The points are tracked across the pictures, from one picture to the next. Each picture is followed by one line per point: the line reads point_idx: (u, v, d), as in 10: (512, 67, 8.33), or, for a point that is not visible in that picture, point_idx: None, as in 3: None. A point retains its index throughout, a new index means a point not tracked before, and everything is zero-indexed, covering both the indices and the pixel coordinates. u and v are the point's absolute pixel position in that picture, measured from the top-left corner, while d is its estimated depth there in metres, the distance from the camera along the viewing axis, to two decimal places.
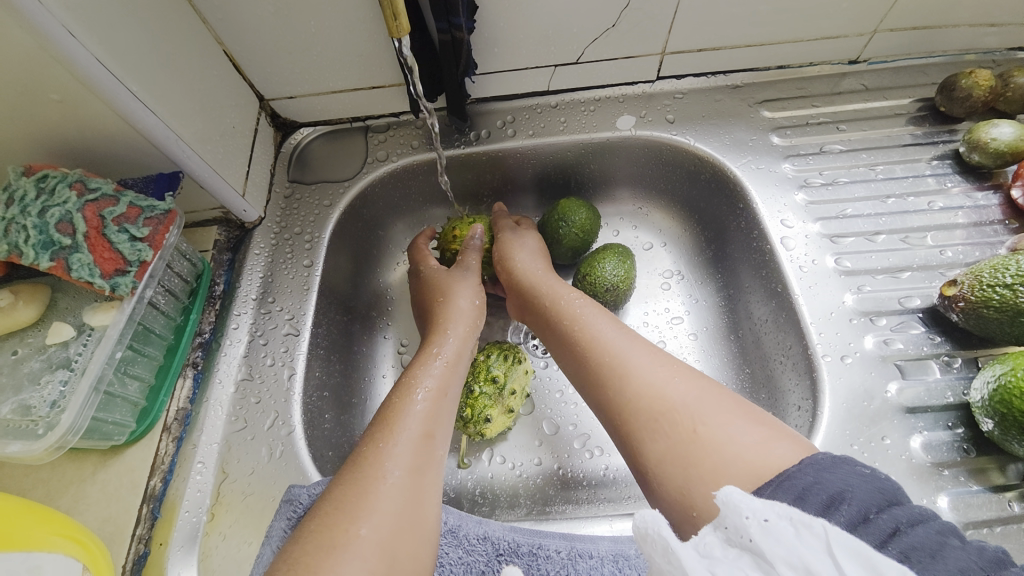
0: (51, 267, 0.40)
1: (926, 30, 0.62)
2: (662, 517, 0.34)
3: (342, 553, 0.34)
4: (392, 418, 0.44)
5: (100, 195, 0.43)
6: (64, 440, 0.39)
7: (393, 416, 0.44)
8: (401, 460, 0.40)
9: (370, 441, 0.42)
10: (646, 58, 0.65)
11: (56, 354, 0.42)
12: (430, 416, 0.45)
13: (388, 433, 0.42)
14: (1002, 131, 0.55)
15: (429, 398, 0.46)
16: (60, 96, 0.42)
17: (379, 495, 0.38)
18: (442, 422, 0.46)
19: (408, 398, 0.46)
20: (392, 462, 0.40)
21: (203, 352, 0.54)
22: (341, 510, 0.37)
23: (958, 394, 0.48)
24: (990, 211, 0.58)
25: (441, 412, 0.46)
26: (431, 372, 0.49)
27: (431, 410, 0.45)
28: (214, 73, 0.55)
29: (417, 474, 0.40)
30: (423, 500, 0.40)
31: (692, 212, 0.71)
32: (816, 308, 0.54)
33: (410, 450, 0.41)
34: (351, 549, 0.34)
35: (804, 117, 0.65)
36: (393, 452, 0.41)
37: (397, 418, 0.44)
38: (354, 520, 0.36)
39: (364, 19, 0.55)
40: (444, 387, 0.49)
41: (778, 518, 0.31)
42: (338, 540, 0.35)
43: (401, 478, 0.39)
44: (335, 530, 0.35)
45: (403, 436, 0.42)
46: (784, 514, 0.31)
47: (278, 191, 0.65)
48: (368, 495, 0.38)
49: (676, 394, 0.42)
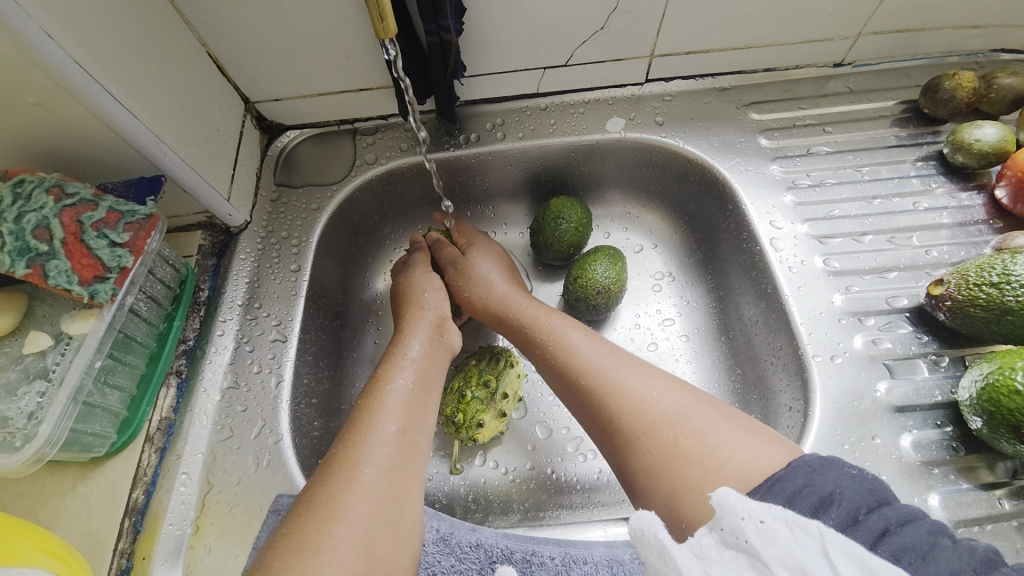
0: (28, 275, 0.39)
1: (909, 33, 0.63)
2: (657, 519, 0.34)
3: (316, 555, 0.34)
4: (366, 417, 0.43)
5: (78, 200, 0.41)
6: (42, 453, 0.38)
7: (366, 414, 0.44)
8: (375, 459, 0.40)
9: (343, 442, 0.41)
10: (635, 60, 0.65)
11: (33, 364, 0.41)
12: (404, 413, 0.44)
13: (361, 433, 0.42)
14: (986, 131, 0.56)
15: (402, 395, 0.46)
16: (36, 99, 0.41)
17: (353, 495, 0.37)
18: (419, 419, 0.45)
19: (380, 397, 0.45)
20: (366, 462, 0.40)
21: (187, 359, 0.53)
22: (314, 511, 0.36)
23: (946, 392, 0.49)
24: (975, 210, 0.58)
25: (416, 410, 0.46)
26: (403, 370, 0.49)
27: (404, 408, 0.45)
28: (198, 75, 0.54)
29: (393, 473, 0.40)
30: (402, 497, 0.39)
31: (682, 214, 0.71)
32: (805, 309, 0.54)
33: (383, 448, 0.41)
34: (325, 550, 0.34)
35: (791, 119, 0.66)
36: (366, 452, 0.40)
37: (370, 416, 0.43)
38: (327, 522, 0.36)
39: (352, 20, 0.55)
40: (419, 383, 0.48)
41: (774, 519, 0.30)
42: (311, 541, 0.34)
43: (375, 477, 0.39)
44: (309, 532, 0.35)
45: (376, 435, 0.42)
46: (782, 517, 0.30)
47: (265, 195, 0.65)
48: (341, 495, 0.37)
49: (658, 408, 0.42)
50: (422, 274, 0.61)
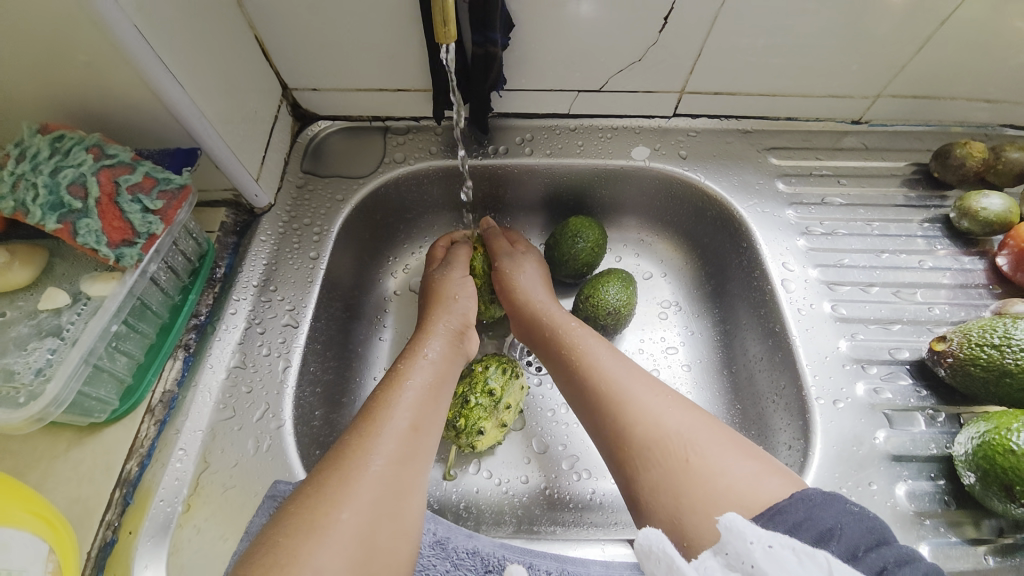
0: (56, 230, 0.38)
1: (925, 100, 0.66)
2: (665, 538, 0.35)
3: (321, 536, 0.34)
4: (379, 409, 0.44)
5: (116, 161, 0.41)
6: (46, 412, 0.37)
7: (380, 406, 0.44)
8: (385, 450, 0.40)
9: (355, 429, 0.42)
10: (665, 94, 0.67)
11: (47, 321, 0.40)
12: (417, 409, 0.45)
13: (375, 422, 0.42)
14: (992, 202, 0.59)
15: (417, 392, 0.46)
16: (88, 58, 0.41)
17: (361, 482, 0.38)
18: (430, 416, 0.46)
19: (396, 391, 0.46)
20: (377, 451, 0.40)
21: (196, 334, 0.52)
22: (322, 493, 0.37)
23: (941, 446, 0.50)
24: (976, 274, 0.61)
25: (429, 407, 0.46)
26: (420, 367, 0.49)
27: (419, 404, 0.45)
28: (242, 55, 0.54)
29: (402, 466, 0.40)
30: (407, 491, 0.40)
31: (696, 246, 0.73)
32: (812, 351, 0.55)
33: (395, 441, 0.41)
34: (330, 533, 0.35)
35: (808, 168, 0.68)
36: (378, 442, 0.41)
37: (384, 408, 0.44)
38: (334, 505, 0.36)
39: (401, 22, 0.56)
40: (434, 381, 0.49)
41: (782, 546, 0.31)
42: (317, 523, 0.35)
43: (384, 467, 0.39)
44: (315, 513, 0.36)
45: (388, 427, 0.42)
46: (789, 545, 0.31)
47: (290, 180, 0.65)
48: (350, 481, 0.38)
49: (671, 424, 0.43)
50: (449, 273, 0.62)
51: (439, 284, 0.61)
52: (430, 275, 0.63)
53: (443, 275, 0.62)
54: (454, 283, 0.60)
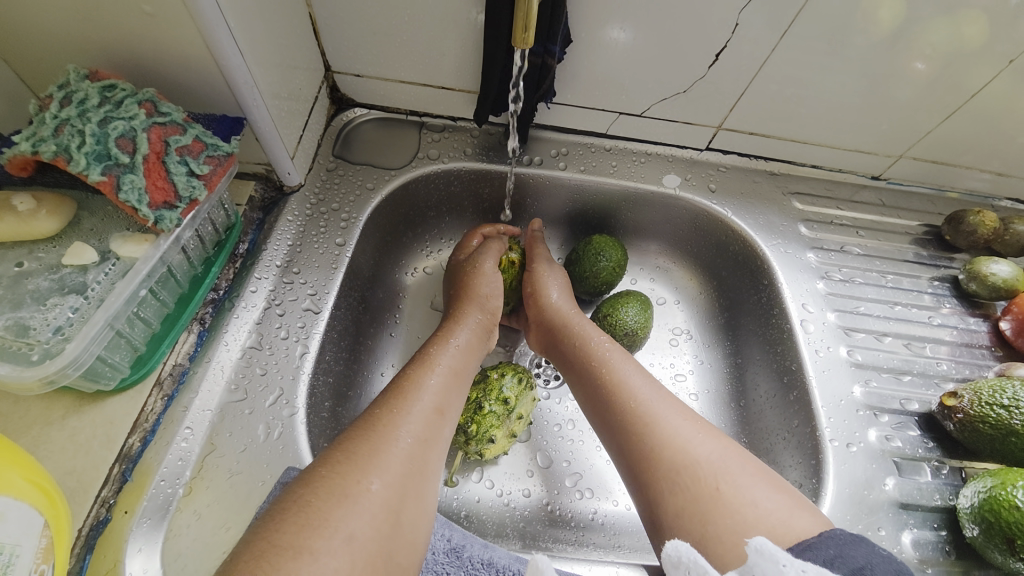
0: (99, 182, 0.37)
1: (943, 165, 0.69)
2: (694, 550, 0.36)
3: (352, 502, 0.35)
4: (408, 387, 0.46)
5: (168, 120, 0.40)
6: (60, 374, 0.36)
7: (409, 385, 0.46)
8: (412, 428, 0.42)
9: (385, 404, 0.43)
10: (702, 128, 0.68)
11: (71, 278, 0.39)
12: (442, 393, 0.47)
13: (402, 400, 0.44)
14: (1000, 268, 0.62)
15: (442, 376, 0.48)
16: (152, 8, 0.39)
17: (391, 455, 0.39)
18: (453, 400, 0.48)
19: (424, 371, 0.48)
20: (404, 428, 0.41)
21: (213, 309, 0.50)
22: (353, 459, 0.38)
23: (946, 498, 0.52)
24: (980, 335, 0.64)
25: (451, 390, 0.48)
26: (448, 352, 0.51)
27: (442, 387, 0.47)
28: (295, 31, 0.53)
29: (425, 446, 0.42)
30: (427, 470, 0.41)
31: (712, 278, 0.74)
32: (827, 393, 0.57)
33: (420, 420, 0.43)
34: (361, 500, 0.36)
35: (828, 216, 0.71)
36: (406, 419, 0.42)
37: (413, 388, 0.45)
38: (365, 474, 0.37)
39: (457, 23, 0.55)
40: (457, 368, 0.51)
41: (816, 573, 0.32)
42: (349, 490, 0.36)
43: (411, 445, 0.41)
44: (347, 480, 0.36)
45: (415, 407, 0.44)
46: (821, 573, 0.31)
47: (321, 163, 0.63)
48: (379, 452, 0.39)
49: (700, 453, 0.43)
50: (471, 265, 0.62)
51: (467, 277, 0.61)
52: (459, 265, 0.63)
53: (468, 270, 0.61)
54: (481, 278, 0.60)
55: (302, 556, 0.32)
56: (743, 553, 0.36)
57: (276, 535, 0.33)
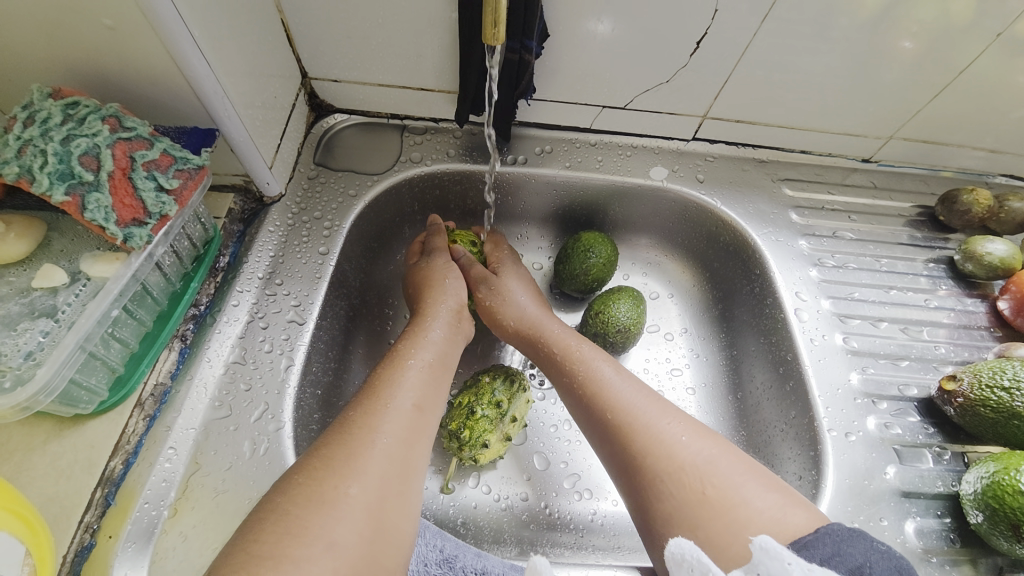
0: (64, 203, 0.36)
1: (934, 145, 0.68)
2: (698, 547, 0.36)
3: (330, 510, 0.35)
4: (384, 386, 0.45)
5: (134, 135, 0.39)
6: (33, 400, 0.35)
7: (383, 384, 0.45)
8: (391, 430, 0.41)
9: (362, 405, 0.43)
10: (687, 118, 0.67)
11: (41, 301, 0.38)
12: (419, 391, 0.46)
13: (379, 401, 0.43)
14: (996, 247, 0.61)
15: (420, 373, 0.47)
16: (112, 23, 0.38)
17: (368, 458, 0.38)
18: (433, 397, 0.47)
19: (399, 370, 0.47)
20: (381, 430, 0.41)
21: (194, 325, 0.49)
22: (332, 464, 0.37)
23: (949, 484, 0.51)
24: (978, 316, 0.63)
25: (431, 388, 0.47)
26: (426, 350, 0.51)
27: (420, 385, 0.46)
28: (267, 38, 0.52)
29: (406, 445, 0.41)
30: (411, 472, 0.40)
31: (705, 270, 0.73)
32: (823, 382, 0.56)
33: (398, 421, 0.42)
34: (341, 506, 0.35)
35: (820, 201, 0.69)
36: (383, 420, 0.41)
37: (387, 387, 0.45)
38: (344, 479, 0.36)
39: (431, 22, 0.54)
40: (436, 364, 0.50)
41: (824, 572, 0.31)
42: (327, 497, 0.35)
43: (389, 446, 0.40)
44: (325, 486, 0.36)
45: (392, 407, 0.43)
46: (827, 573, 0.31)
47: (303, 172, 0.62)
48: (357, 456, 0.38)
49: (687, 454, 0.42)
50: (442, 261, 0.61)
51: (441, 275, 0.60)
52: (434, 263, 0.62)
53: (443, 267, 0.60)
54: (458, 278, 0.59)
55: (283, 565, 0.31)
56: (743, 551, 0.35)
57: (255, 546, 0.32)
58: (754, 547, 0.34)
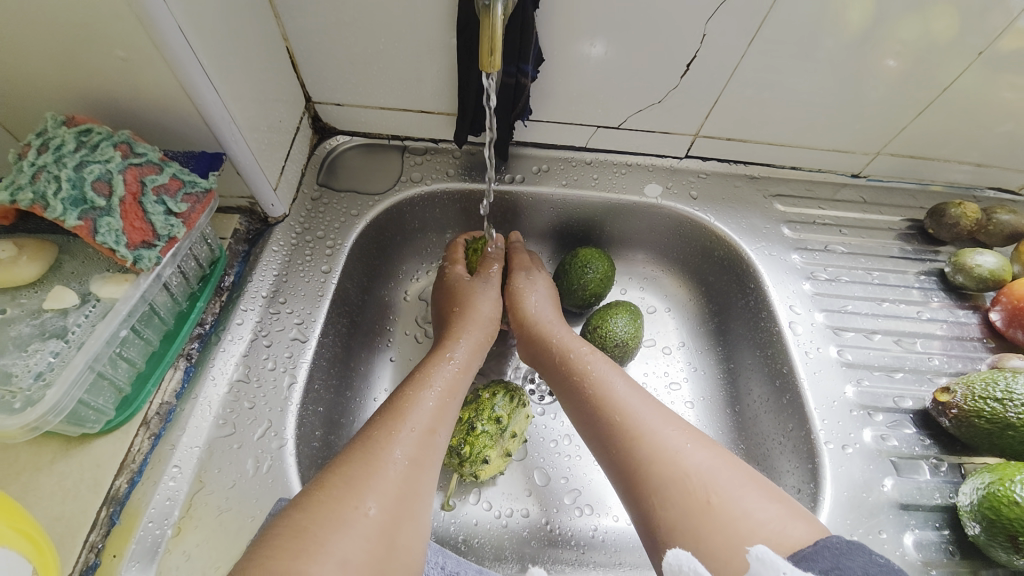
0: (76, 227, 0.37)
1: (920, 160, 0.70)
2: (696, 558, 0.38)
3: (344, 527, 0.35)
4: (406, 406, 0.46)
5: (144, 161, 0.41)
6: (42, 420, 0.36)
7: (406, 404, 0.46)
8: (406, 448, 0.42)
9: (382, 424, 0.43)
10: (679, 137, 0.69)
11: (52, 321, 0.39)
12: (436, 414, 0.46)
13: (400, 421, 0.44)
14: (985, 259, 0.63)
15: (438, 395, 0.48)
16: (125, 53, 0.40)
17: (385, 477, 0.39)
18: (447, 419, 0.47)
19: (419, 390, 0.48)
20: (399, 449, 0.41)
21: (199, 344, 0.50)
22: (350, 483, 0.38)
23: (946, 496, 0.51)
24: (970, 328, 0.64)
25: (447, 411, 0.48)
26: (444, 371, 0.51)
27: (438, 407, 0.47)
28: (272, 65, 0.54)
29: (421, 468, 0.42)
30: (422, 491, 0.41)
31: (701, 284, 0.74)
32: (819, 395, 0.57)
33: (415, 442, 0.43)
34: (356, 525, 0.36)
35: (812, 216, 0.71)
36: (402, 440, 0.42)
37: (409, 407, 0.45)
38: (361, 497, 0.37)
39: (430, 48, 0.56)
40: (453, 388, 0.50)
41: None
42: (344, 515, 0.36)
43: (405, 468, 0.41)
44: (342, 505, 0.36)
45: (410, 428, 0.44)
46: None
47: (306, 192, 0.64)
48: (374, 476, 0.39)
49: (690, 463, 0.42)
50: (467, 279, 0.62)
51: (466, 295, 0.61)
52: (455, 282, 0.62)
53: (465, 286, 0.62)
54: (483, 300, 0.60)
55: None
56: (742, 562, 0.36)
57: (269, 559, 0.32)
58: (751, 557, 0.35)
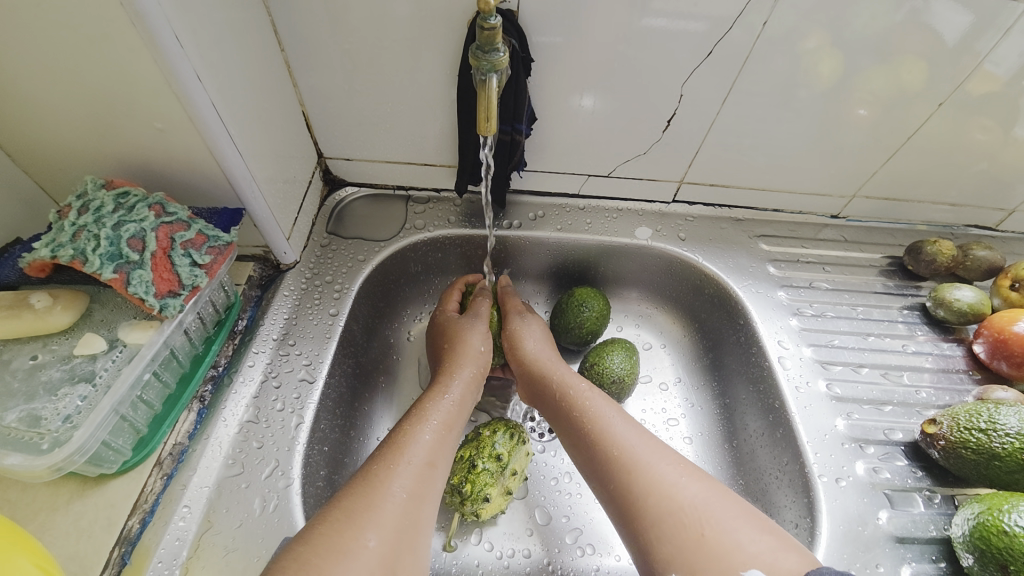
0: (111, 279, 0.41)
1: (894, 201, 0.74)
2: None
3: (348, 560, 0.36)
4: (403, 440, 0.47)
5: (174, 219, 0.45)
6: (68, 460, 0.38)
7: (403, 439, 0.48)
8: (406, 482, 0.43)
9: (381, 459, 0.45)
10: (666, 183, 0.73)
11: (81, 366, 0.42)
12: (432, 448, 0.48)
13: (398, 454, 0.46)
14: (964, 294, 0.65)
15: (434, 431, 0.50)
16: (162, 125, 0.45)
17: (384, 509, 0.41)
18: (444, 454, 0.49)
19: (417, 426, 0.49)
20: (397, 482, 0.43)
21: (212, 386, 0.53)
22: (351, 516, 0.39)
23: (940, 528, 0.52)
24: (955, 360, 0.66)
25: (443, 446, 0.49)
26: (441, 407, 0.53)
27: (435, 442, 0.49)
28: (289, 128, 0.59)
29: (419, 502, 0.43)
30: (421, 524, 0.43)
31: (693, 321, 0.76)
32: (811, 428, 0.58)
33: (413, 474, 0.44)
34: (358, 557, 0.37)
35: (795, 255, 0.75)
36: (401, 473, 0.44)
37: (407, 441, 0.47)
38: (361, 530, 0.38)
39: (433, 110, 0.62)
40: (450, 423, 0.52)
41: None
42: (346, 548, 0.37)
43: (404, 500, 0.42)
44: (344, 537, 0.38)
45: (408, 461, 0.45)
46: None
47: (316, 240, 0.68)
48: (374, 507, 0.40)
49: (685, 496, 0.44)
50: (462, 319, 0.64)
51: (459, 333, 0.63)
52: (449, 321, 0.65)
53: (458, 325, 0.64)
54: (473, 336, 0.62)
55: None
56: None
57: None
58: None
